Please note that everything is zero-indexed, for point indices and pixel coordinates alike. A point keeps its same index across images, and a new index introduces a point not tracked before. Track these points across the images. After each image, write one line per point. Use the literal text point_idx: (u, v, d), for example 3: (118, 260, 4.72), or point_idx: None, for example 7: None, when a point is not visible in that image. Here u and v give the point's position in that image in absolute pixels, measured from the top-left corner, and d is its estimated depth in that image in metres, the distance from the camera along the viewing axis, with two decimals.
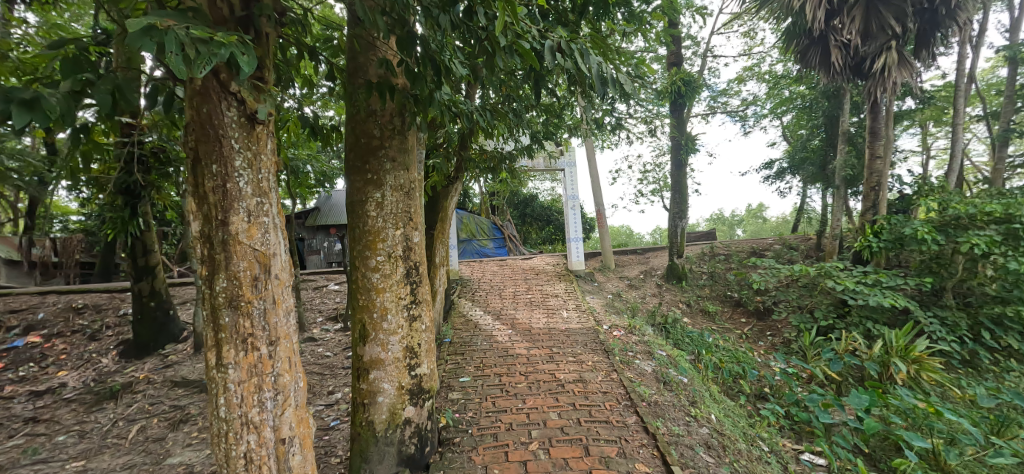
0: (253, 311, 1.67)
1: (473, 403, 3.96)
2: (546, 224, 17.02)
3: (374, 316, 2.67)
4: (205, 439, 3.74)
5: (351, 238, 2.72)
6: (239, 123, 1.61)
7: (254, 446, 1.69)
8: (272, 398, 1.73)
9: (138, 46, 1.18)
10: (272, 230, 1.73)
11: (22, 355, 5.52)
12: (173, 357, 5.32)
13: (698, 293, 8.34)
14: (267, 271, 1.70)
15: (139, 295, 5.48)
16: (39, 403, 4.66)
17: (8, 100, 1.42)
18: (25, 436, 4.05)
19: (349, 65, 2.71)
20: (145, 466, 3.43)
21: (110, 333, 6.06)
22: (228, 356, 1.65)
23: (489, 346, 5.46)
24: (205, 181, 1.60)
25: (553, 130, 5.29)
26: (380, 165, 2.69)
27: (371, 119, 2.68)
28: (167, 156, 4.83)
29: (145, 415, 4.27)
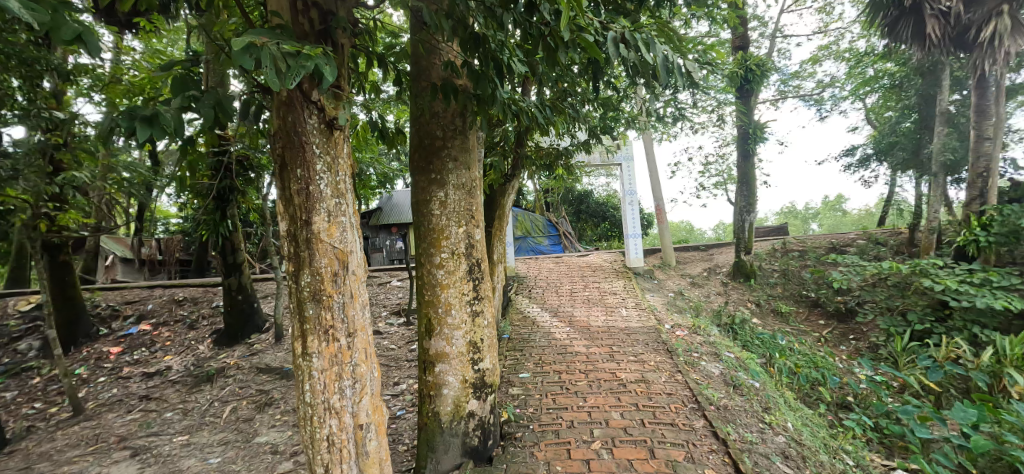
0: (333, 304, 1.79)
1: (534, 399, 3.99)
2: (602, 220, 16.72)
3: (439, 311, 2.77)
4: (287, 422, 4.07)
5: (417, 236, 2.83)
6: (319, 129, 1.74)
7: (336, 430, 1.82)
8: (350, 386, 1.85)
9: (240, 62, 1.30)
10: (349, 229, 1.84)
11: (136, 341, 6.39)
12: (257, 346, 5.83)
13: (769, 292, 7.82)
14: (346, 267, 1.82)
15: (229, 289, 6.05)
16: (150, 383, 5.30)
17: (133, 118, 1.62)
18: (141, 412, 4.64)
19: (413, 70, 2.83)
20: (237, 443, 3.81)
21: (206, 323, 6.75)
22: (312, 346, 1.78)
23: (547, 343, 5.46)
24: (291, 184, 1.73)
25: (609, 124, 5.18)
26: (443, 165, 2.77)
27: (435, 120, 2.78)
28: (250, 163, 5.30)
29: (235, 397, 4.73)
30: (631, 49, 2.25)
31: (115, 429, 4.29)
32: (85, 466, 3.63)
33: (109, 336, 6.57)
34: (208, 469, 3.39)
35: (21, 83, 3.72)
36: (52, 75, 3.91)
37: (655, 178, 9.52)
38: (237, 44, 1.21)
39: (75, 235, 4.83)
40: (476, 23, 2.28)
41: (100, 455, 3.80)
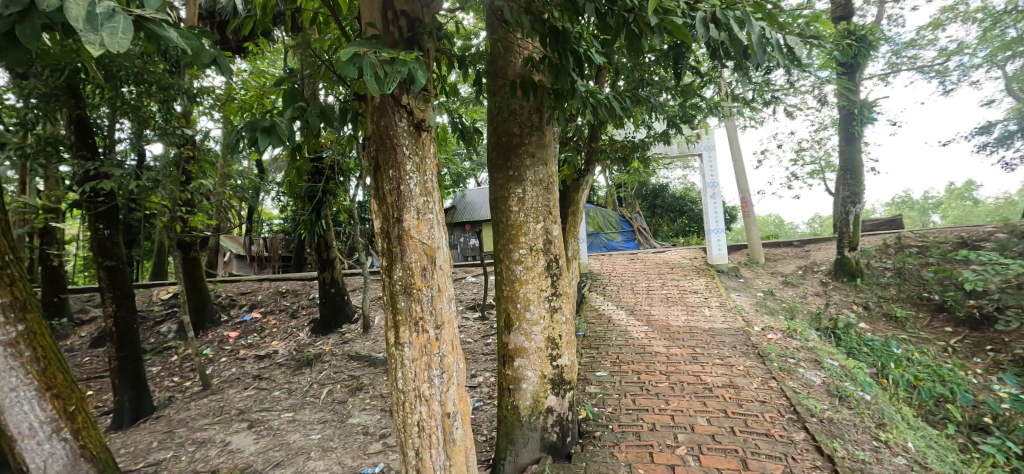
0: (422, 297, 1.88)
1: (612, 399, 3.90)
2: (680, 215, 15.90)
3: (518, 307, 2.80)
4: (376, 406, 4.38)
5: (496, 233, 2.88)
6: (408, 132, 1.83)
7: (426, 417, 1.92)
8: (439, 376, 1.93)
9: (346, 72, 1.42)
10: (436, 226, 1.92)
11: (249, 327, 7.25)
12: (348, 335, 6.34)
13: (880, 294, 6.92)
14: (434, 262, 1.90)
15: (324, 282, 6.63)
16: (261, 365, 5.98)
17: (255, 129, 1.84)
18: (255, 389, 5.26)
19: (490, 69, 2.88)
20: (334, 422, 4.17)
21: (305, 312, 7.45)
22: (404, 336, 1.89)
23: (623, 342, 5.30)
24: (384, 184, 1.85)
25: (689, 113, 4.87)
26: (521, 161, 2.79)
27: (512, 118, 2.81)
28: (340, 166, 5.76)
29: (331, 381, 5.17)
30: (721, 29, 2.09)
31: (235, 403, 4.89)
32: (213, 433, 4.18)
33: (228, 322, 7.53)
34: (310, 444, 3.74)
35: (160, 106, 4.36)
36: (182, 98, 4.53)
37: (740, 168, 8.84)
38: (343, 56, 1.32)
39: (202, 235, 5.58)
40: (551, 18, 2.26)
41: (224, 425, 4.36)
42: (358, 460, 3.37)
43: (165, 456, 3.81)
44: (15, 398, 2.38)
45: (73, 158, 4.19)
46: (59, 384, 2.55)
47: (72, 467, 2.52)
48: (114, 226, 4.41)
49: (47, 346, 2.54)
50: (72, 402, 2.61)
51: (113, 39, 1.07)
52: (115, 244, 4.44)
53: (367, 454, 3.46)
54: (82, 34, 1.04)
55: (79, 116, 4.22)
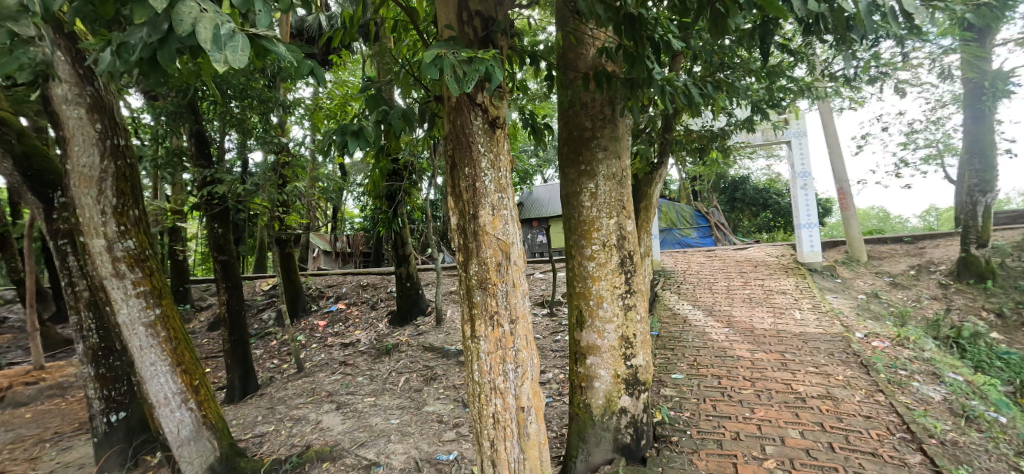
0: (497, 292, 1.91)
1: (690, 403, 3.71)
2: (763, 209, 14.72)
3: (591, 304, 2.74)
4: (449, 396, 4.55)
5: (568, 229, 2.85)
6: (483, 129, 1.88)
7: (501, 409, 1.96)
8: (513, 370, 1.95)
9: (429, 74, 1.49)
10: (510, 222, 1.95)
11: (336, 317, 7.87)
12: (422, 327, 6.64)
13: (1019, 299, 5.89)
14: (508, 257, 1.92)
15: (400, 277, 6.99)
16: (347, 352, 6.46)
17: (345, 133, 2.01)
18: (341, 374, 5.69)
19: (560, 63, 2.84)
20: (411, 409, 4.39)
21: (383, 305, 7.92)
22: (480, 330, 1.94)
23: (702, 345, 5.02)
24: (460, 181, 1.90)
25: (776, 97, 4.46)
26: (593, 155, 2.73)
27: (584, 111, 2.76)
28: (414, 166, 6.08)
29: (408, 370, 5.45)
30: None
31: (325, 386, 5.34)
32: (307, 412, 4.59)
33: (318, 312, 8.23)
34: (390, 427, 3.97)
35: (261, 117, 4.86)
36: (279, 108, 5.01)
37: (836, 157, 7.97)
38: (424, 58, 1.39)
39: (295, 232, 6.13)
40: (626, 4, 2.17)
41: (316, 404, 4.78)
42: (434, 447, 3.52)
43: (268, 429, 4.25)
44: (154, 370, 2.78)
45: (193, 166, 4.80)
46: (187, 361, 2.94)
47: (197, 433, 2.90)
48: (226, 225, 4.99)
49: (177, 327, 2.93)
50: (196, 377, 2.99)
51: (233, 56, 1.21)
52: (227, 241, 5.02)
53: (442, 441, 3.61)
54: (210, 53, 1.18)
55: (198, 131, 4.74)
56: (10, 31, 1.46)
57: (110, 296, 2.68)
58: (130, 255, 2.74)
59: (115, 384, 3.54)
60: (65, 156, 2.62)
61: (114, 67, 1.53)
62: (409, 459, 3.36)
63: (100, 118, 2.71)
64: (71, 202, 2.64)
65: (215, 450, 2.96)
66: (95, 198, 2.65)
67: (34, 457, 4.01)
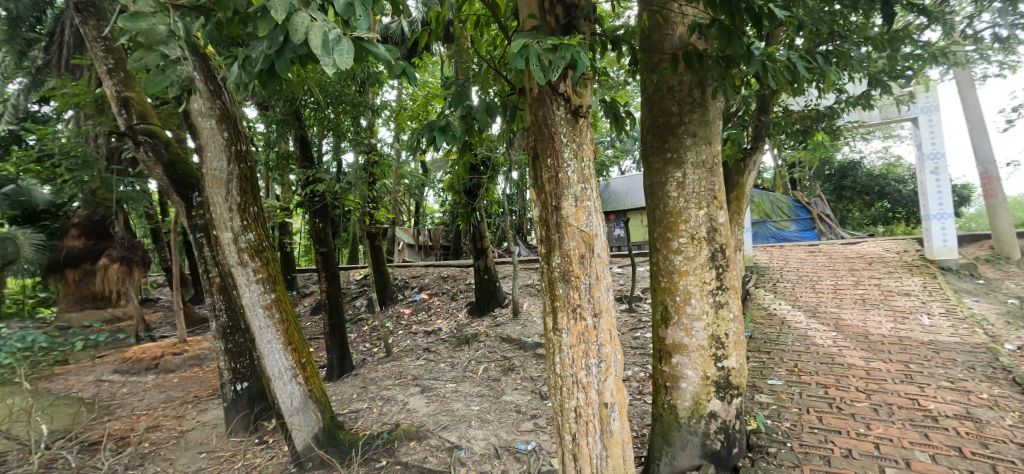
0: (580, 285, 1.88)
1: (791, 413, 3.38)
2: (880, 198, 12.91)
3: (677, 300, 2.57)
4: (527, 387, 4.60)
5: (652, 221, 2.71)
6: (566, 119, 1.85)
7: (583, 404, 1.93)
8: (596, 365, 1.91)
9: (515, 63, 1.54)
10: (594, 213, 1.90)
11: (420, 306, 8.32)
12: (500, 318, 6.79)
13: None
14: (592, 250, 1.88)
15: (479, 269, 7.18)
16: (430, 339, 6.81)
17: (432, 129, 2.11)
18: (424, 360, 6.01)
19: (644, 47, 2.71)
20: (490, 397, 4.52)
21: (463, 296, 8.21)
22: (562, 322, 1.92)
23: (804, 349, 4.54)
24: (543, 173, 1.89)
25: (901, 67, 3.85)
26: (680, 142, 2.57)
27: (670, 96, 2.60)
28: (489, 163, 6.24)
29: (486, 359, 5.60)
30: None
31: (410, 370, 5.67)
32: (395, 393, 4.91)
33: (403, 301, 8.76)
34: (470, 414, 4.11)
35: (353, 119, 5.24)
36: (369, 111, 5.37)
37: (979, 135, 6.74)
38: (512, 48, 1.44)
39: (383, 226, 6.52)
40: None
41: (403, 387, 5.10)
42: (512, 436, 3.58)
43: (362, 406, 4.62)
44: (271, 347, 3.14)
45: (299, 167, 5.32)
46: (296, 341, 3.28)
47: (304, 405, 3.23)
48: (326, 219, 5.48)
49: (288, 310, 3.28)
50: (304, 355, 3.33)
51: (340, 59, 1.35)
52: (326, 234, 5.51)
53: (520, 431, 3.67)
54: (321, 58, 1.32)
55: (301, 135, 5.25)
56: (163, 53, 1.73)
57: (236, 281, 3.06)
58: (251, 245, 3.11)
59: (240, 358, 4.06)
60: (202, 162, 3.02)
61: (242, 79, 1.75)
62: (489, 445, 3.45)
63: (227, 127, 3.09)
64: (207, 201, 3.04)
65: (319, 422, 3.28)
66: (224, 198, 3.03)
67: (181, 415, 4.77)
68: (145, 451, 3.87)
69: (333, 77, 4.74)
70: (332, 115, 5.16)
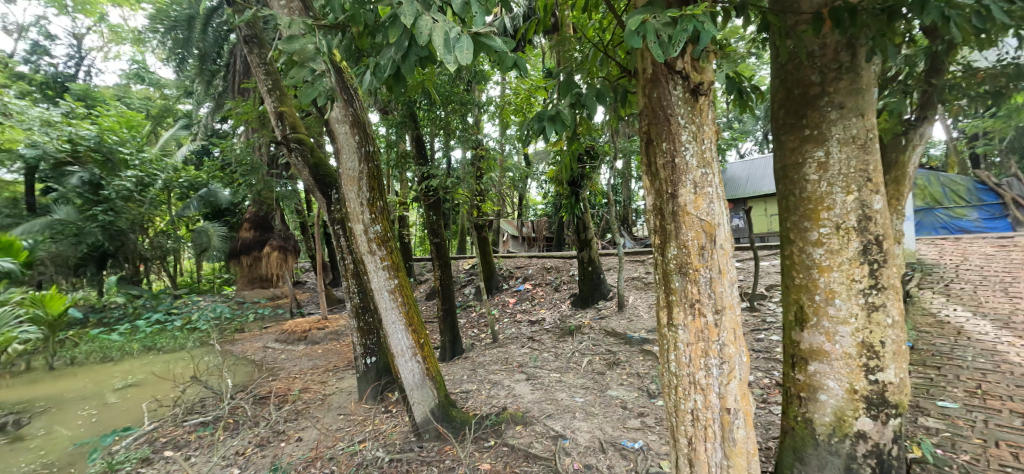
0: (699, 278, 1.74)
1: (972, 445, 2.75)
2: None
3: (816, 299, 2.24)
4: (633, 383, 4.44)
5: (785, 210, 2.40)
6: (684, 99, 1.72)
7: (701, 407, 1.79)
8: (717, 366, 1.76)
9: (630, 44, 1.52)
10: (716, 200, 1.75)
11: (524, 295, 8.52)
12: (604, 311, 6.65)
13: None
14: (713, 241, 1.73)
15: (582, 260, 7.05)
16: (533, 328, 6.93)
17: (541, 119, 2.25)
18: (529, 348, 6.14)
19: (777, 9, 2.37)
20: (594, 390, 4.45)
21: (566, 287, 8.19)
22: (679, 318, 1.80)
23: (991, 368, 3.66)
24: (657, 158, 1.79)
25: None
26: (823, 116, 2.22)
27: (809, 63, 2.27)
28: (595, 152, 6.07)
29: (590, 352, 5.52)
30: None
31: (516, 357, 5.85)
32: (502, 378, 5.10)
33: (509, 290, 9.06)
34: (575, 405, 4.09)
35: (462, 116, 5.50)
36: (476, 107, 5.59)
37: None
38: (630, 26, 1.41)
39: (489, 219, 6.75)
40: None
41: (509, 373, 5.27)
42: (618, 432, 3.49)
43: (471, 388, 4.89)
44: (394, 327, 3.46)
45: (415, 165, 5.75)
46: (415, 323, 3.56)
47: (421, 382, 3.51)
48: (439, 212, 5.80)
49: (409, 295, 3.56)
50: (422, 336, 3.60)
51: (460, 56, 1.43)
52: (439, 226, 5.83)
53: (626, 428, 3.56)
54: (443, 57, 1.42)
55: (417, 136, 5.66)
56: (311, 68, 2.01)
57: (367, 267, 3.44)
58: (378, 236, 3.44)
59: (370, 335, 4.56)
60: (339, 163, 3.43)
61: (372, 84, 1.93)
62: (593, 438, 3.41)
63: (358, 131, 3.45)
64: (343, 197, 3.45)
65: (434, 398, 3.54)
66: (356, 193, 3.40)
67: (324, 380, 5.54)
68: (299, 408, 4.58)
69: (444, 78, 5.03)
70: (442, 115, 5.46)
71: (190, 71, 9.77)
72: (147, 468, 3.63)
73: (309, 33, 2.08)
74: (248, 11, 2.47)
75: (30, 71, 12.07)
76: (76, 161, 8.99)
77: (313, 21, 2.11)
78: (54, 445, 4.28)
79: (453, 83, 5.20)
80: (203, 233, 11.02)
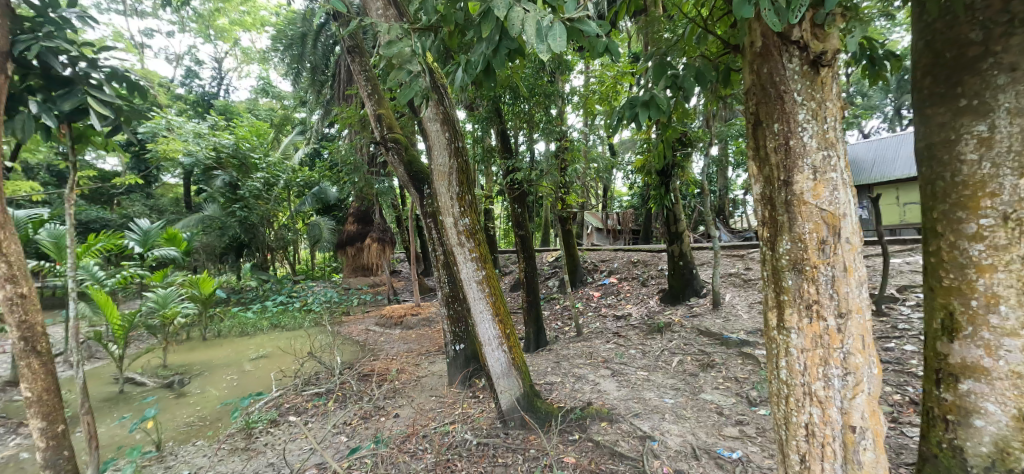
0: (819, 277, 1.54)
1: None
2: None
3: (972, 304, 1.85)
4: (731, 388, 4.11)
5: (931, 197, 2.02)
6: (802, 73, 1.53)
7: (817, 422, 1.59)
8: (840, 377, 1.55)
9: (740, 16, 1.41)
10: (841, 187, 1.53)
11: (610, 289, 8.30)
12: (697, 308, 6.23)
13: None
14: (837, 234, 1.53)
15: (673, 255, 6.64)
16: (619, 324, 6.72)
17: (635, 105, 2.17)
18: (615, 344, 5.97)
19: None
20: (686, 392, 4.18)
21: (654, 282, 7.81)
22: (791, 321, 1.61)
23: None
24: (767, 142, 1.61)
25: None
26: (985, 81, 1.81)
27: (966, 18, 1.86)
28: (687, 139, 5.66)
29: (681, 351, 5.21)
30: None
31: (601, 352, 5.72)
32: (587, 373, 5.02)
33: (593, 283, 8.90)
34: (664, 406, 3.89)
35: (545, 109, 5.47)
36: (559, 99, 5.53)
37: None
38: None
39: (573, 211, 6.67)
40: None
41: (594, 367, 5.17)
42: (713, 439, 3.25)
43: (555, 380, 4.88)
44: (482, 317, 3.56)
45: (501, 159, 5.85)
46: (502, 313, 3.63)
47: (507, 371, 3.57)
48: (524, 205, 5.83)
49: (496, 286, 3.63)
50: (509, 326, 3.66)
51: (553, 44, 1.39)
52: (524, 218, 5.85)
53: (722, 435, 3.30)
54: (536, 47, 1.40)
55: (502, 130, 5.75)
56: (408, 70, 2.12)
57: (456, 258, 3.57)
58: (466, 229, 3.55)
59: (458, 323, 4.76)
60: (431, 159, 3.60)
61: (464, 81, 1.97)
62: (685, 443, 3.22)
63: (448, 128, 3.57)
64: (435, 192, 3.61)
65: (521, 388, 3.59)
66: (447, 188, 3.54)
67: (417, 363, 5.90)
68: (397, 387, 4.93)
69: (528, 71, 5.04)
70: (526, 108, 5.47)
71: (304, 83, 10.90)
72: (275, 428, 4.16)
73: (405, 37, 2.20)
74: (352, 22, 2.67)
75: (185, 92, 14.39)
76: (219, 166, 10.55)
77: (409, 26, 2.23)
78: (206, 402, 5.11)
79: (537, 75, 5.20)
80: (316, 225, 12.34)
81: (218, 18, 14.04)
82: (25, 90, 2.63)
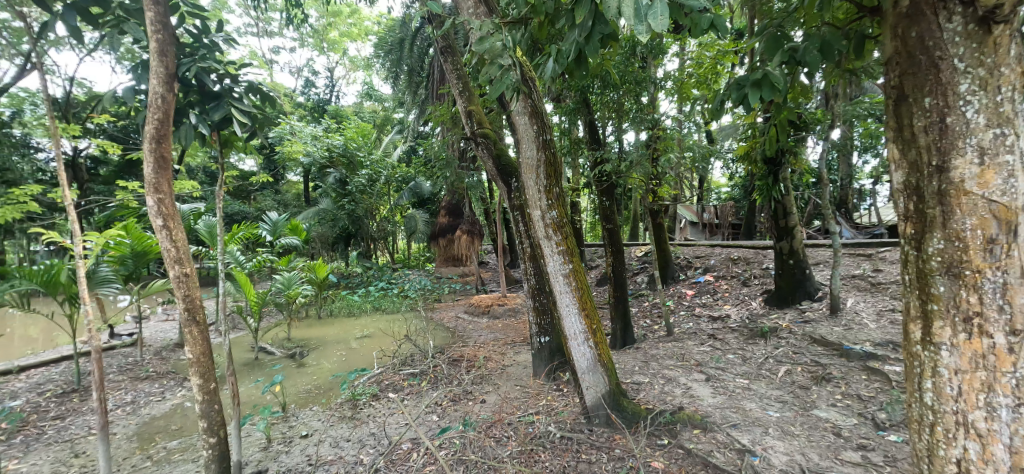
0: (983, 283, 1.26)
1: None
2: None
3: None
4: (852, 407, 3.60)
5: None
6: (966, 33, 1.26)
7: (974, 459, 1.32)
8: (1010, 408, 1.26)
9: None
10: (1021, 173, 1.23)
11: (704, 288, 7.75)
12: (810, 313, 5.55)
13: None
14: (1013, 232, 1.23)
15: (781, 253, 5.95)
16: (716, 325, 6.24)
17: (745, 85, 1.97)
18: (710, 347, 5.55)
19: None
20: (795, 407, 3.74)
21: (758, 282, 7.12)
22: (941, 335, 1.35)
23: None
24: (914, 120, 1.37)
25: None
26: None
27: None
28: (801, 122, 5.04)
29: (789, 360, 4.68)
30: None
31: (694, 355, 5.36)
32: (678, 375, 4.74)
33: (686, 281, 8.39)
34: (768, 419, 3.53)
35: (636, 97, 5.22)
36: (651, 85, 5.25)
37: None
38: None
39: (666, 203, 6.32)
40: None
41: (686, 370, 4.87)
42: (829, 462, 2.88)
43: (643, 380, 4.67)
44: (568, 310, 3.50)
45: (588, 150, 5.70)
46: (588, 307, 3.54)
47: (593, 367, 3.49)
48: (612, 198, 5.63)
49: (583, 280, 3.56)
50: (596, 321, 3.56)
51: (654, 23, 1.29)
52: (613, 211, 5.64)
53: (839, 459, 2.91)
54: (635, 28, 1.31)
55: (591, 121, 5.59)
56: (500, 65, 2.14)
57: (543, 251, 3.55)
58: (554, 222, 3.51)
59: (544, 316, 4.76)
60: (519, 152, 3.62)
61: (555, 71, 1.94)
62: (792, 463, 2.89)
63: (537, 121, 3.54)
64: (523, 185, 3.63)
65: (607, 385, 3.49)
66: (535, 181, 3.53)
67: (503, 352, 6.04)
68: (483, 373, 5.10)
69: (619, 58, 4.85)
70: (615, 97, 5.27)
71: (402, 85, 11.64)
72: (375, 402, 4.54)
73: (496, 32, 2.21)
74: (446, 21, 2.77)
75: (305, 99, 16.20)
76: (332, 165, 11.75)
77: (500, 20, 2.24)
78: (321, 373, 5.74)
79: (628, 61, 4.99)
80: (413, 218, 13.18)
81: (331, 30, 15.52)
82: (186, 105, 3.10)
